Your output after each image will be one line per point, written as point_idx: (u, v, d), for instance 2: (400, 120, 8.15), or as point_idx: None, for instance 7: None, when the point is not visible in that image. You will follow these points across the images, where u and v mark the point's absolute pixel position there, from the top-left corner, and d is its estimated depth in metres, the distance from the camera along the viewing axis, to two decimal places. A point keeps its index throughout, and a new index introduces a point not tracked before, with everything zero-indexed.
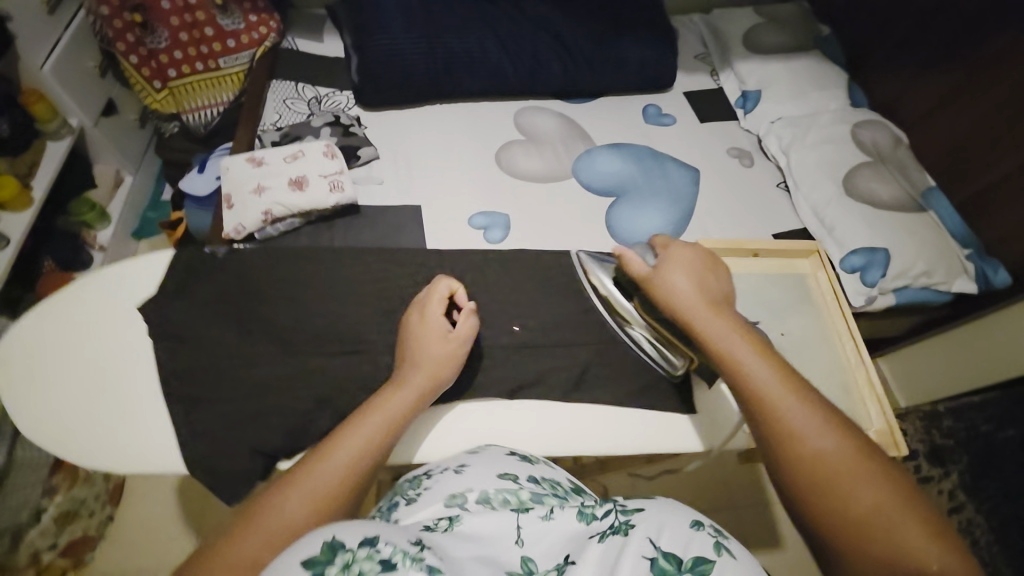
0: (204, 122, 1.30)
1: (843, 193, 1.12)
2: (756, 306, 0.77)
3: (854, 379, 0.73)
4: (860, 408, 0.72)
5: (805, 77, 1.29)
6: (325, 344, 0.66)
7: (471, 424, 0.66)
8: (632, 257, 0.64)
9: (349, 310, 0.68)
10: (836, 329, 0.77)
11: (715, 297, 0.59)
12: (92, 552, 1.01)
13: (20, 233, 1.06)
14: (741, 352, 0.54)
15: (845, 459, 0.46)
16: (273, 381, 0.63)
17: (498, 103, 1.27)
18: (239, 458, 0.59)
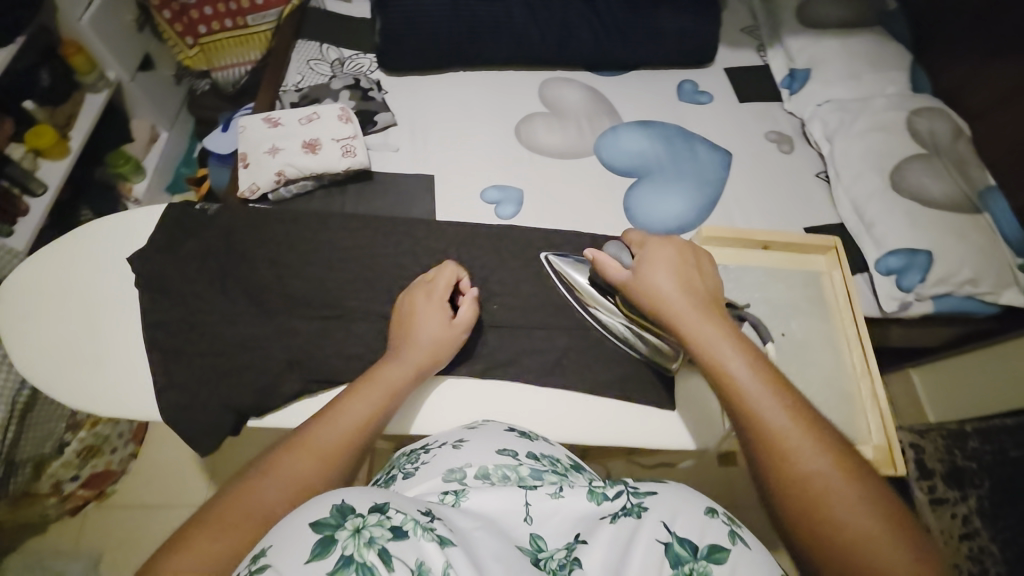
0: (233, 80, 1.33)
1: (888, 187, 1.03)
2: (760, 303, 0.72)
3: (858, 389, 0.69)
4: (863, 421, 0.67)
5: (862, 56, 1.18)
6: (306, 307, 0.63)
7: (458, 398, 0.62)
8: (606, 261, 0.60)
9: (331, 273, 0.66)
10: (845, 333, 0.72)
11: (705, 298, 0.56)
12: (115, 484, 1.10)
13: (58, 181, 1.13)
14: (730, 360, 0.50)
15: (833, 478, 0.43)
16: (250, 340, 0.60)
17: (523, 73, 1.22)
18: (211, 412, 0.56)
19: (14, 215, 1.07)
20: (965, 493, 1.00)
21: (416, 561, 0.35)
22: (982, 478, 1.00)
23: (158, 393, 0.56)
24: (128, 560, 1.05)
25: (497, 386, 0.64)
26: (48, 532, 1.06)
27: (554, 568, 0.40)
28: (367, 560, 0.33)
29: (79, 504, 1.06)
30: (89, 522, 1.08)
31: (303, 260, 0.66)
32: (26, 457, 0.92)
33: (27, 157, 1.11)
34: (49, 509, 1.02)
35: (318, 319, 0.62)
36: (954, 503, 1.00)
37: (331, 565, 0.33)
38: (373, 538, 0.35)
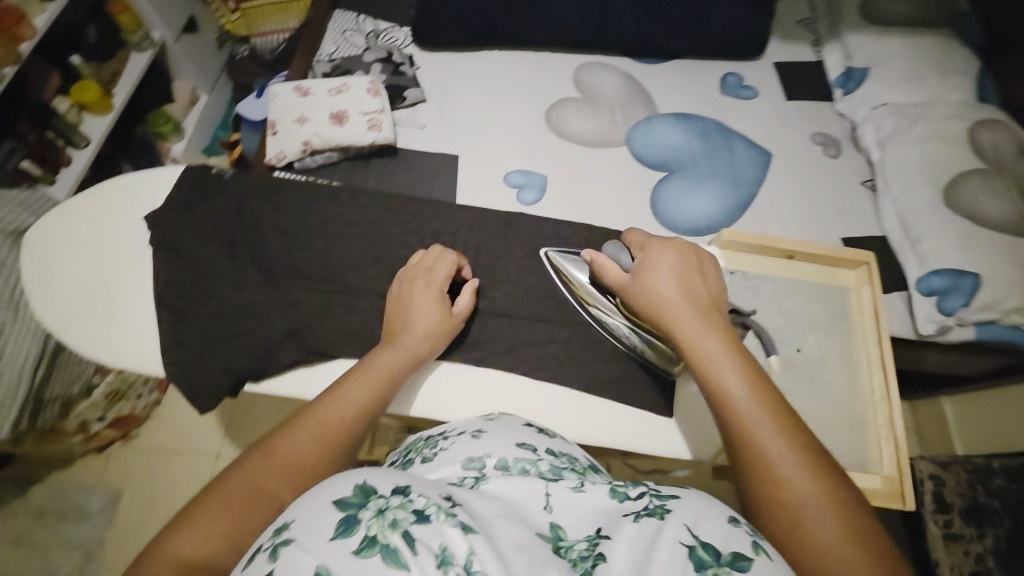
0: (271, 46, 1.32)
1: (940, 201, 0.95)
2: (777, 315, 0.69)
3: (873, 415, 0.65)
4: (875, 449, 0.64)
5: (926, 58, 1.09)
6: (308, 280, 0.63)
7: (456, 383, 0.62)
8: (604, 264, 0.60)
9: (336, 247, 0.66)
10: (866, 355, 0.68)
11: (708, 309, 0.54)
12: (139, 428, 1.16)
13: (99, 136, 1.17)
14: (726, 375, 0.49)
15: (823, 508, 0.40)
16: (252, 306, 0.61)
17: (558, 56, 1.19)
18: (209, 373, 0.57)
19: (57, 164, 1.12)
20: (982, 531, 0.96)
21: (439, 546, 0.33)
22: (1002, 517, 0.95)
23: (163, 351, 0.58)
24: (146, 499, 1.11)
25: (496, 375, 0.63)
26: (73, 466, 1.13)
27: (574, 560, 0.38)
28: (391, 542, 0.32)
29: (104, 443, 1.13)
30: (113, 460, 1.14)
31: (311, 231, 0.66)
32: (57, 395, 0.94)
33: (72, 110, 1.15)
34: (75, 446, 1.08)
35: (319, 293, 0.63)
36: (969, 541, 0.97)
37: (356, 543, 0.32)
38: (396, 520, 0.33)
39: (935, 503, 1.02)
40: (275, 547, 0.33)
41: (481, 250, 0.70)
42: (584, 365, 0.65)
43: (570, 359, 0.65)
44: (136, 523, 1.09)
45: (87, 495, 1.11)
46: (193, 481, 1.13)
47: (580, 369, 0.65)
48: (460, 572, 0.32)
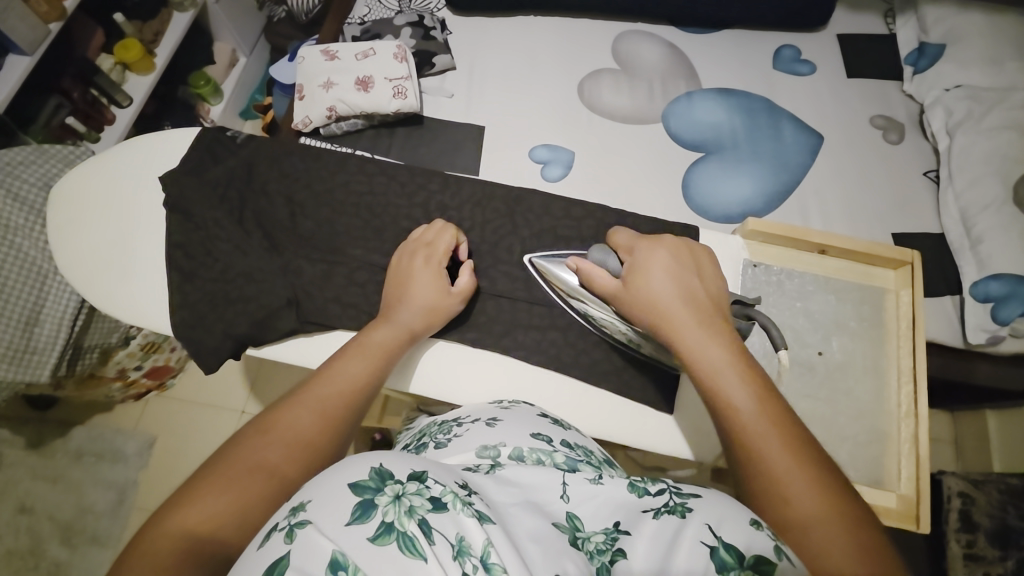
0: (305, 10, 1.29)
1: (1011, 198, 0.85)
2: (799, 314, 0.64)
3: (894, 428, 0.61)
4: (893, 464, 0.60)
5: (1012, 37, 0.96)
6: (311, 249, 0.64)
7: (456, 363, 0.62)
8: (593, 271, 0.57)
9: (341, 217, 0.66)
10: (897, 364, 0.63)
11: (707, 312, 0.51)
12: (174, 378, 1.24)
13: (141, 95, 1.21)
14: (732, 388, 0.46)
15: (831, 529, 0.37)
16: (256, 272, 0.62)
17: (597, 23, 1.12)
18: (213, 334, 0.59)
19: (102, 122, 1.17)
20: (1007, 554, 0.91)
21: (456, 535, 0.33)
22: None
23: (172, 310, 0.60)
24: (176, 446, 1.20)
25: (497, 358, 0.63)
26: (115, 409, 1.23)
27: (590, 553, 0.36)
28: (408, 530, 0.32)
29: (142, 391, 1.20)
30: (149, 408, 1.23)
31: (317, 200, 0.66)
32: (94, 345, 0.98)
33: (116, 69, 1.19)
34: (115, 391, 1.16)
35: (321, 262, 0.63)
36: (991, 563, 0.91)
37: (372, 530, 0.32)
38: (413, 508, 0.33)
39: (961, 522, 0.94)
40: (291, 528, 0.33)
41: (489, 227, 0.68)
42: (585, 353, 0.63)
43: (573, 345, 0.63)
44: (169, 465, 1.19)
45: (124, 437, 1.21)
46: (219, 433, 1.21)
47: (581, 356, 0.63)
48: (477, 563, 0.32)
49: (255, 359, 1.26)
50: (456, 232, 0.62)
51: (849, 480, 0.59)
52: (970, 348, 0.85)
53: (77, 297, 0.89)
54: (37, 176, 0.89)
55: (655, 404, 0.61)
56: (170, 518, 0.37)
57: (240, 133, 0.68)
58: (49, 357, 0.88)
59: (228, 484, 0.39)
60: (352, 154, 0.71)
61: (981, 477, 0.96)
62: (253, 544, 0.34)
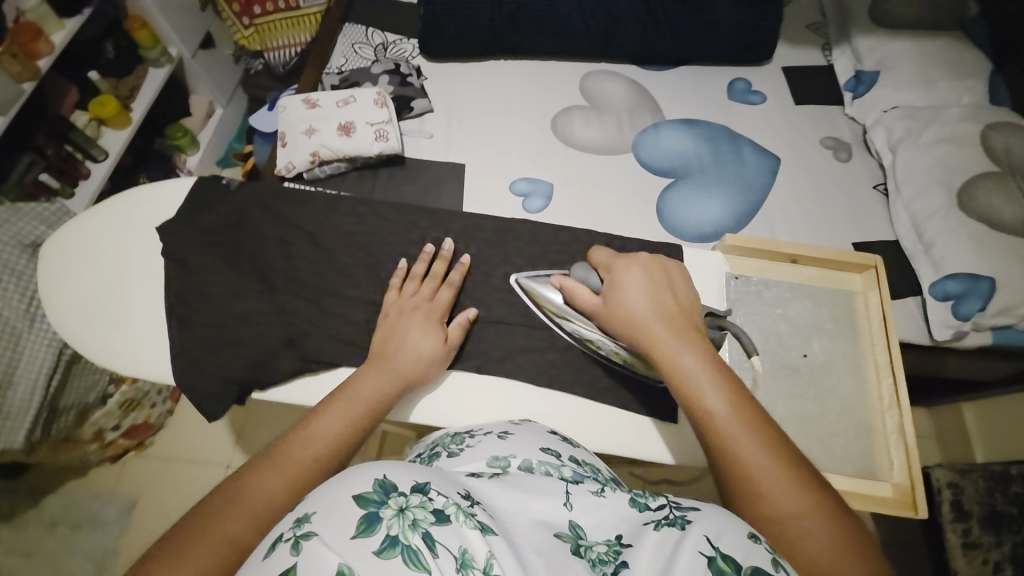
0: (282, 62, 1.36)
1: (954, 205, 0.93)
2: (780, 320, 0.68)
3: (880, 421, 0.64)
4: (884, 456, 0.62)
5: (937, 61, 1.07)
6: (306, 288, 0.64)
7: (457, 389, 0.63)
8: (578, 290, 0.60)
9: (334, 255, 0.67)
10: (874, 360, 0.66)
11: (683, 324, 0.54)
12: (153, 436, 1.20)
13: (118, 149, 1.22)
14: (709, 393, 0.49)
15: (812, 523, 0.41)
16: (253, 314, 0.62)
17: (565, 64, 1.20)
18: (212, 381, 0.58)
19: (76, 177, 1.16)
20: (1000, 539, 0.93)
21: (458, 548, 0.33)
22: (1021, 525, 0.92)
23: (171, 358, 0.59)
24: (158, 507, 1.14)
25: (499, 382, 0.64)
26: (88, 474, 1.16)
27: (593, 562, 0.36)
28: (412, 543, 0.33)
29: (119, 451, 1.16)
30: (126, 468, 1.17)
31: (310, 241, 0.67)
32: (73, 406, 0.97)
33: (91, 125, 1.18)
34: (90, 454, 1.11)
35: (317, 301, 0.64)
36: (987, 549, 0.93)
37: (377, 543, 0.32)
38: (416, 521, 0.34)
39: (953, 512, 0.97)
40: (297, 539, 0.33)
41: (479, 258, 0.70)
42: (582, 372, 0.65)
43: (571, 365, 0.65)
44: (149, 529, 1.12)
45: (102, 503, 1.14)
46: (204, 490, 1.15)
47: (580, 375, 0.64)
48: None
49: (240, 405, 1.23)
50: (452, 283, 0.65)
51: (846, 474, 0.61)
52: (936, 344, 0.90)
53: (53, 357, 0.87)
54: (13, 235, 0.88)
55: (656, 417, 0.63)
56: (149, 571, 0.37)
57: (234, 180, 0.69)
58: (23, 422, 0.84)
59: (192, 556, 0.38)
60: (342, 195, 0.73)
61: (967, 466, 1.00)
62: (258, 553, 0.34)
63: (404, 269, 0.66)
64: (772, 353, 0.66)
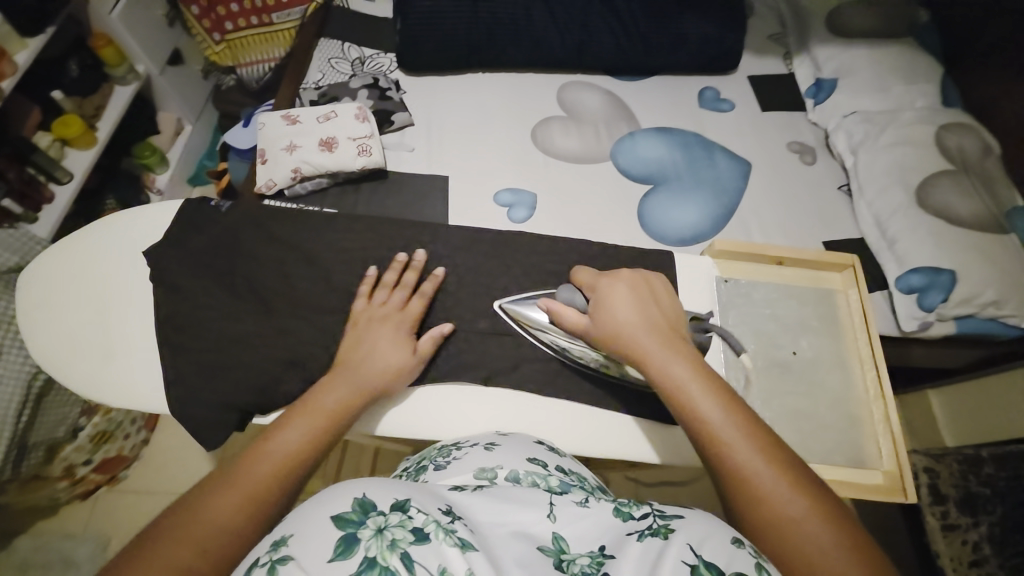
0: (256, 76, 1.34)
1: (912, 202, 0.99)
2: (768, 319, 0.70)
3: (868, 411, 0.67)
4: (873, 445, 0.65)
5: (890, 68, 1.13)
6: (305, 309, 0.63)
7: (458, 400, 0.64)
8: (565, 311, 0.62)
9: (328, 272, 0.67)
10: (858, 353, 0.70)
11: (670, 334, 0.57)
12: (127, 470, 1.14)
13: (83, 169, 1.17)
14: (699, 398, 0.51)
15: (807, 518, 0.43)
16: (249, 337, 0.61)
17: (542, 76, 1.22)
18: (210, 409, 0.57)
19: (41, 202, 1.10)
20: (977, 519, 0.98)
21: (438, 567, 0.35)
22: (995, 505, 0.97)
23: (166, 386, 0.58)
24: None
25: (500, 393, 0.65)
26: (60, 512, 1.10)
27: (576, 574, 0.37)
28: (390, 563, 0.34)
29: (90, 487, 1.09)
30: (102, 503, 1.12)
31: (307, 263, 0.66)
32: (39, 441, 0.91)
33: (54, 145, 1.14)
34: (59, 492, 1.04)
35: (316, 321, 0.63)
36: (965, 529, 0.98)
37: (355, 565, 0.34)
38: (394, 541, 0.35)
39: (932, 496, 1.01)
40: (274, 563, 0.35)
41: (473, 270, 0.71)
42: (581, 378, 0.66)
43: (571, 372, 0.66)
44: None
45: (76, 542, 1.08)
46: None
47: (579, 382, 0.66)
48: None
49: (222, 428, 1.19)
50: (424, 293, 0.65)
51: (839, 464, 0.64)
52: (906, 335, 0.95)
53: (20, 392, 0.83)
54: None
55: (657, 419, 0.64)
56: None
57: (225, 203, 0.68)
58: None
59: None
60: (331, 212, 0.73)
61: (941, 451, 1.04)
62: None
63: (374, 278, 0.66)
64: (763, 351, 0.69)
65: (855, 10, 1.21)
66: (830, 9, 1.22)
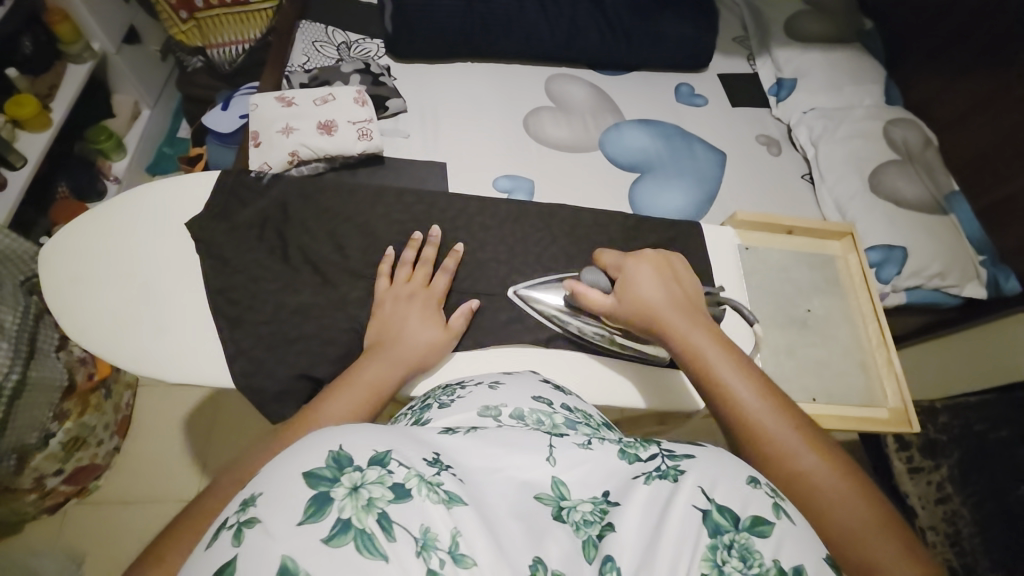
0: (228, 59, 1.28)
1: (868, 188, 1.11)
2: (784, 283, 0.79)
3: (873, 357, 0.77)
4: (880, 387, 0.75)
5: (842, 69, 1.27)
6: (362, 278, 0.70)
7: (501, 361, 0.68)
8: (587, 291, 0.65)
9: (373, 246, 0.72)
10: (861, 310, 0.80)
11: (691, 309, 0.61)
12: (98, 480, 1.06)
13: (37, 154, 1.06)
14: (719, 364, 0.55)
15: (829, 478, 0.46)
16: (314, 308, 0.67)
17: (530, 67, 1.25)
18: (286, 380, 0.64)
19: None
20: (938, 462, 1.14)
21: (420, 528, 0.32)
22: (952, 450, 1.13)
23: (229, 360, 0.63)
24: (113, 553, 1.01)
25: (542, 352, 0.70)
26: (21, 530, 1.01)
27: (577, 524, 0.36)
28: (366, 526, 0.31)
29: (59, 500, 1.01)
30: (70, 517, 1.03)
31: (360, 232, 0.73)
32: (10, 447, 0.84)
33: (5, 127, 1.03)
34: (25, 506, 0.96)
35: (365, 280, 0.70)
36: (929, 472, 1.15)
37: (325, 531, 0.30)
38: (371, 501, 0.32)
39: (898, 443, 1.20)
40: (240, 527, 0.31)
41: (499, 245, 0.75)
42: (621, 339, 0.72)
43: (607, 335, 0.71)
44: None
45: (40, 555, 0.98)
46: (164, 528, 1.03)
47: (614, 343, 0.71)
48: (445, 556, 0.31)
49: (204, 420, 1.15)
50: (447, 269, 0.70)
51: (852, 403, 0.74)
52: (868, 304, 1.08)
53: None
54: None
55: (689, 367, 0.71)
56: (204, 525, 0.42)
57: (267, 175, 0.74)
58: None
59: (182, 531, 0.43)
60: (366, 190, 0.76)
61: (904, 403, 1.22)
62: (200, 545, 0.32)
63: (393, 257, 0.70)
64: (783, 309, 0.77)
65: (810, 16, 1.33)
66: (789, 15, 1.34)
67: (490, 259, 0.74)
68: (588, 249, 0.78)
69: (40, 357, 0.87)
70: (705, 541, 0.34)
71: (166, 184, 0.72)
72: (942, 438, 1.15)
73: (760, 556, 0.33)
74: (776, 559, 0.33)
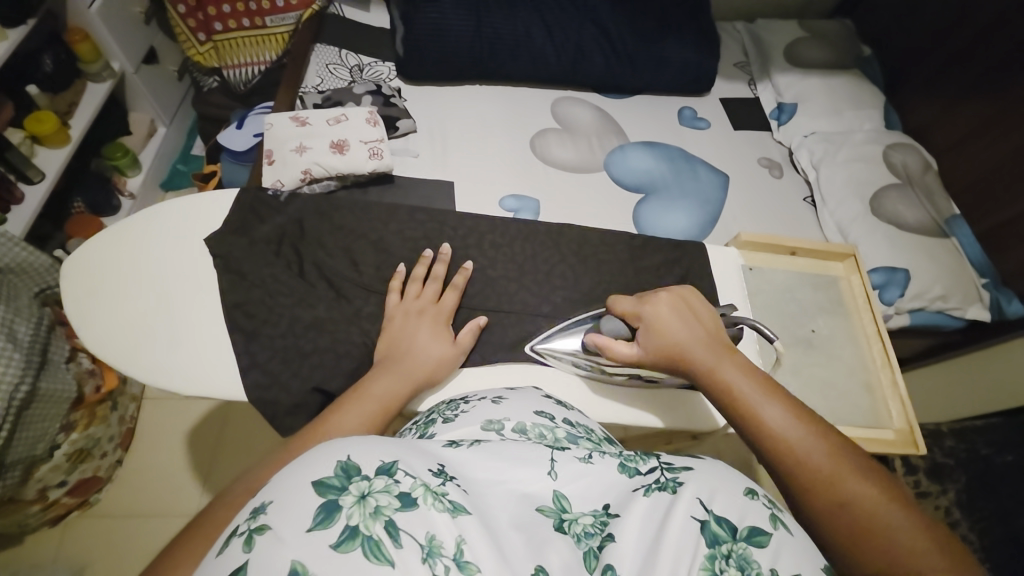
0: (243, 79, 1.32)
1: (869, 211, 1.13)
2: (789, 304, 0.80)
3: (878, 378, 0.77)
4: (886, 408, 0.76)
5: (841, 95, 1.30)
6: (375, 293, 0.71)
7: (510, 377, 0.69)
8: (616, 346, 0.63)
9: (385, 262, 0.74)
10: (865, 331, 0.80)
11: (716, 341, 0.62)
12: (99, 492, 1.05)
13: (55, 169, 1.09)
14: (750, 394, 0.55)
15: (881, 503, 0.44)
16: (327, 322, 0.69)
17: (536, 90, 1.28)
18: (299, 393, 0.65)
19: (8, 201, 1.02)
20: (945, 487, 1.11)
21: (425, 536, 0.32)
22: (958, 474, 1.12)
23: (243, 371, 0.64)
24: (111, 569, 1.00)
25: (550, 368, 0.70)
26: (20, 544, 1.00)
27: (578, 536, 0.36)
28: (374, 533, 0.31)
29: (60, 513, 1.00)
30: (70, 531, 1.03)
31: (373, 248, 0.74)
32: (19, 460, 0.84)
33: (26, 142, 1.07)
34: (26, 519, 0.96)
35: (376, 295, 0.71)
36: (937, 496, 1.11)
37: (335, 536, 0.30)
38: (379, 509, 0.32)
39: None
40: (251, 533, 0.31)
41: (508, 262, 0.77)
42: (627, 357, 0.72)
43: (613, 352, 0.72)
44: None
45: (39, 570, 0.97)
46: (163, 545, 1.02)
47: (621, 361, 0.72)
48: (450, 563, 0.31)
49: (207, 434, 1.15)
50: (456, 285, 0.71)
51: (859, 424, 0.74)
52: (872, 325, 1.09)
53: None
54: None
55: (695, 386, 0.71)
56: (217, 533, 0.42)
57: (285, 192, 0.76)
58: None
59: (190, 542, 0.43)
60: (379, 207, 0.78)
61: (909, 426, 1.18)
62: (211, 552, 0.32)
63: (403, 274, 0.72)
64: (788, 329, 0.78)
65: (810, 44, 1.37)
66: (789, 42, 1.38)
67: (500, 276, 0.75)
68: (595, 267, 0.79)
69: (52, 369, 0.87)
70: (703, 551, 0.34)
71: (186, 199, 0.74)
72: (948, 462, 1.13)
73: (758, 566, 0.34)
74: (775, 568, 0.34)
